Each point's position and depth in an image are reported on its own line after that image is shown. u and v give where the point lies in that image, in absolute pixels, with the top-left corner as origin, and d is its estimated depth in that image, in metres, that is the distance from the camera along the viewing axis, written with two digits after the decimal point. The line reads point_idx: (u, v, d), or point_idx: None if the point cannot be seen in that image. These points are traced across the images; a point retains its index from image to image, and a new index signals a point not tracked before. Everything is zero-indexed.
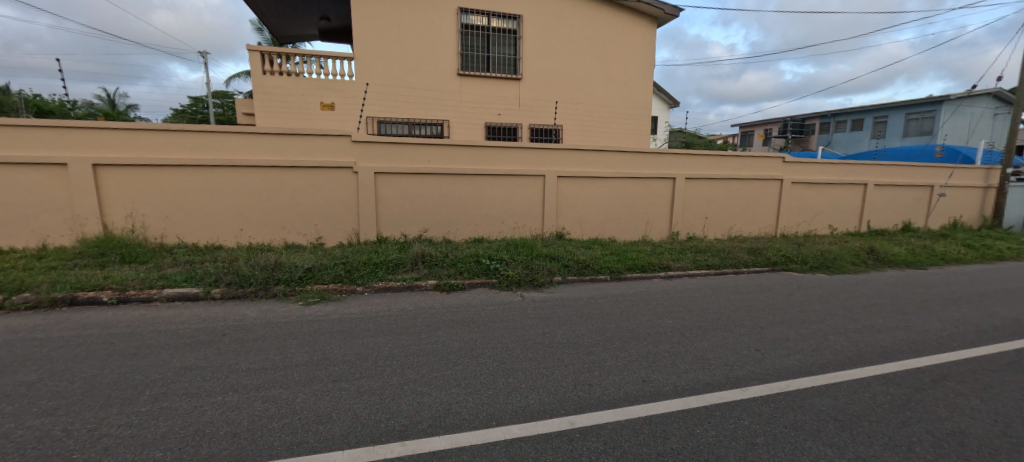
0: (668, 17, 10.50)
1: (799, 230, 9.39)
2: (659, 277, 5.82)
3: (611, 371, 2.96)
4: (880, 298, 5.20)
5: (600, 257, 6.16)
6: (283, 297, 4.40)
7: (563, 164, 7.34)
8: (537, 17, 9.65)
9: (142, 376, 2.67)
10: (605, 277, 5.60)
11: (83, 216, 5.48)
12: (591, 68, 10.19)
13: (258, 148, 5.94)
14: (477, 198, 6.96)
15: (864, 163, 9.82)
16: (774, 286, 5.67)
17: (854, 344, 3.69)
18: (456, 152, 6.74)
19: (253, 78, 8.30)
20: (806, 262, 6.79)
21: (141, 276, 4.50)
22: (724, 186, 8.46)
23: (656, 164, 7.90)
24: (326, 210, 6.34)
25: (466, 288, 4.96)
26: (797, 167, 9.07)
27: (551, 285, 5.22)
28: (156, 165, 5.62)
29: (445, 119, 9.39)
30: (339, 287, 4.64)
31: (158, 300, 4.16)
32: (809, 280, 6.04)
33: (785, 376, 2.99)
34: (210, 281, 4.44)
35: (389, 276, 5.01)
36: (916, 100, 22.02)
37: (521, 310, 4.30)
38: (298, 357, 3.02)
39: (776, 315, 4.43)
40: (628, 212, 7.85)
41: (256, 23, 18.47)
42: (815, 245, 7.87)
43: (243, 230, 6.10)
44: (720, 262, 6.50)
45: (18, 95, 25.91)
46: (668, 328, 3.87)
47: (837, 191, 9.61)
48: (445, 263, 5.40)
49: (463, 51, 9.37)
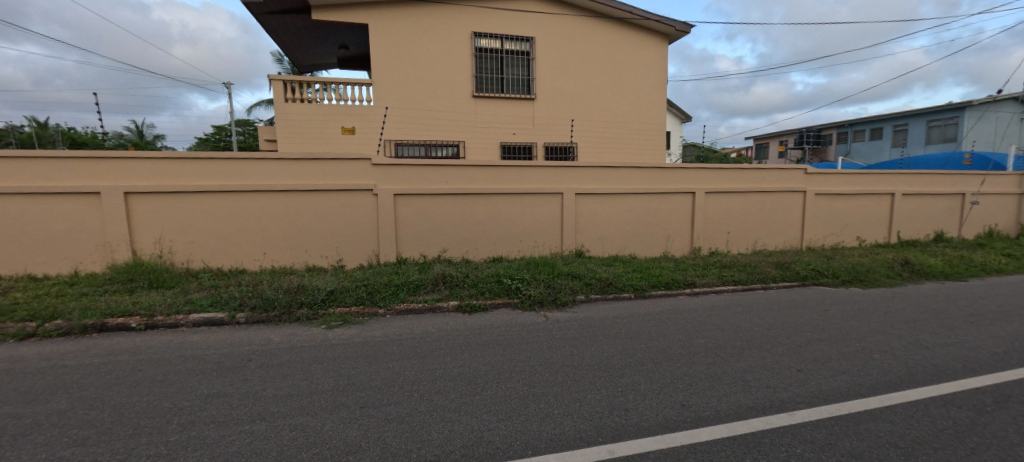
0: (680, 33, 10.56)
1: (826, 242, 9.11)
2: (684, 294, 5.65)
3: (647, 395, 2.83)
4: (925, 313, 4.93)
5: (623, 275, 6.02)
6: (306, 320, 4.36)
7: (582, 182, 7.29)
8: (549, 38, 9.83)
9: (170, 404, 2.64)
10: (629, 295, 5.44)
11: (113, 243, 5.53)
12: (604, 85, 10.25)
13: (280, 173, 6.02)
14: (496, 217, 6.94)
15: (889, 172, 9.54)
16: (807, 301, 5.44)
17: (902, 363, 3.47)
18: (474, 173, 6.77)
19: (276, 106, 8.59)
20: (838, 276, 6.52)
21: (168, 301, 4.54)
22: (745, 199, 8.27)
23: (675, 180, 7.80)
24: (346, 234, 6.37)
25: (488, 309, 4.85)
26: (821, 178, 8.87)
27: (575, 305, 5.08)
28: (182, 193, 5.71)
29: (461, 140, 9.52)
30: (362, 310, 4.59)
31: (184, 326, 4.17)
32: (843, 296, 5.80)
33: (833, 399, 2.82)
34: (235, 305, 4.45)
35: (411, 297, 4.95)
36: (937, 107, 21.52)
37: (547, 331, 4.19)
38: (324, 382, 2.97)
39: (813, 332, 4.23)
40: (649, 228, 7.72)
41: (279, 55, 19.34)
42: (845, 258, 7.58)
43: (266, 253, 6.13)
44: (747, 277, 6.26)
45: (55, 128, 27.33)
46: (701, 348, 3.71)
47: (863, 202, 9.35)
48: (466, 283, 5.32)
49: (478, 74, 9.55)
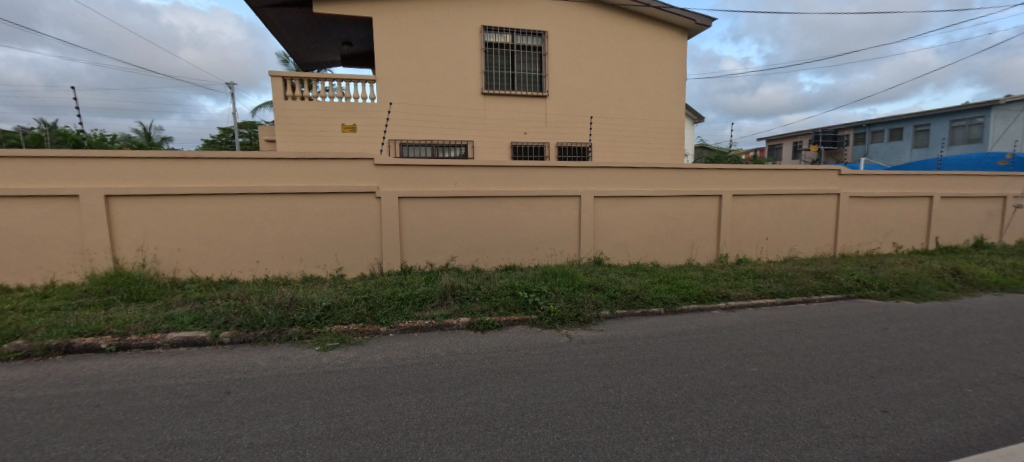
0: (700, 27, 10.01)
1: (861, 249, 8.48)
2: (719, 309, 5.08)
3: (710, 448, 2.27)
4: (1000, 333, 4.33)
5: (649, 287, 5.46)
6: (297, 340, 3.85)
7: (601, 184, 6.75)
8: (562, 32, 9.31)
9: (120, 458, 2.14)
10: (658, 310, 4.88)
11: (92, 250, 5.08)
12: (620, 81, 9.71)
13: (275, 175, 5.54)
14: (508, 222, 6.42)
15: (927, 173, 8.90)
16: (859, 318, 4.85)
17: (1005, 401, 2.89)
18: (484, 174, 6.25)
19: (275, 104, 8.15)
20: (886, 288, 5.90)
21: (145, 317, 4.05)
22: (776, 202, 7.68)
23: (700, 181, 7.23)
24: (347, 241, 5.88)
25: (502, 326, 4.32)
26: (855, 180, 8.25)
27: (599, 322, 4.53)
28: (168, 196, 5.23)
29: (469, 140, 9.02)
30: (361, 329, 4.07)
31: (161, 347, 3.68)
32: (896, 310, 5.20)
33: (943, 455, 2.25)
34: (219, 323, 3.95)
35: (416, 313, 4.42)
36: (961, 106, 20.73)
37: (572, 355, 3.64)
38: (311, 427, 2.45)
39: (881, 359, 3.65)
40: (672, 234, 7.15)
41: (283, 56, 19.00)
42: (888, 267, 6.95)
43: (260, 262, 5.65)
44: (786, 289, 5.67)
45: (60, 131, 27.26)
46: (758, 380, 3.14)
47: (899, 205, 8.71)
48: (477, 296, 4.79)
49: (488, 70, 9.06)
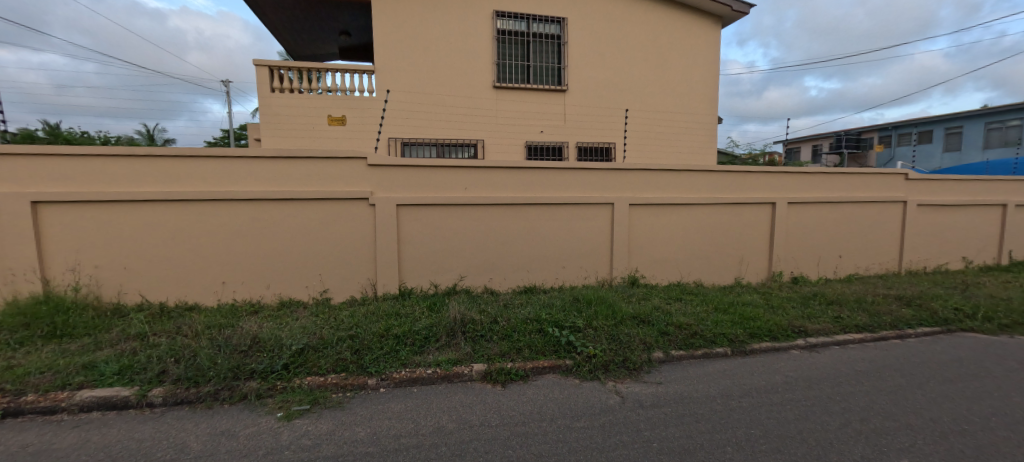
0: (735, 15, 8.99)
1: (928, 265, 7.38)
2: (798, 349, 4.02)
3: None
4: None
5: (705, 317, 4.41)
6: (253, 401, 2.83)
7: (636, 189, 5.72)
8: (584, 19, 8.32)
9: None
10: (724, 351, 3.83)
11: (18, 270, 4.11)
12: (647, 75, 8.70)
13: (246, 178, 4.55)
14: (528, 234, 5.40)
15: (1001, 178, 7.77)
16: (985, 363, 3.76)
17: None
18: (500, 178, 5.25)
19: (260, 97, 7.21)
20: (992, 318, 4.81)
21: (57, 365, 3.06)
22: (835, 211, 6.61)
23: (751, 186, 6.18)
24: (334, 257, 4.88)
25: (528, 377, 3.29)
26: (923, 186, 7.16)
27: (653, 370, 3.49)
28: (114, 203, 4.26)
29: (478, 139, 8.05)
30: (342, 382, 3.06)
31: (65, 411, 2.68)
32: (1019, 349, 4.12)
33: None
34: (153, 375, 2.95)
35: (416, 358, 3.40)
36: (997, 108, 19.52)
37: (632, 429, 2.59)
38: None
39: None
40: (718, 248, 6.11)
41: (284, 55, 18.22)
42: (977, 289, 5.85)
43: (228, 283, 4.66)
44: (872, 320, 4.59)
45: None
46: None
47: (970, 215, 7.60)
48: (495, 333, 3.77)
49: (500, 61, 8.08)
